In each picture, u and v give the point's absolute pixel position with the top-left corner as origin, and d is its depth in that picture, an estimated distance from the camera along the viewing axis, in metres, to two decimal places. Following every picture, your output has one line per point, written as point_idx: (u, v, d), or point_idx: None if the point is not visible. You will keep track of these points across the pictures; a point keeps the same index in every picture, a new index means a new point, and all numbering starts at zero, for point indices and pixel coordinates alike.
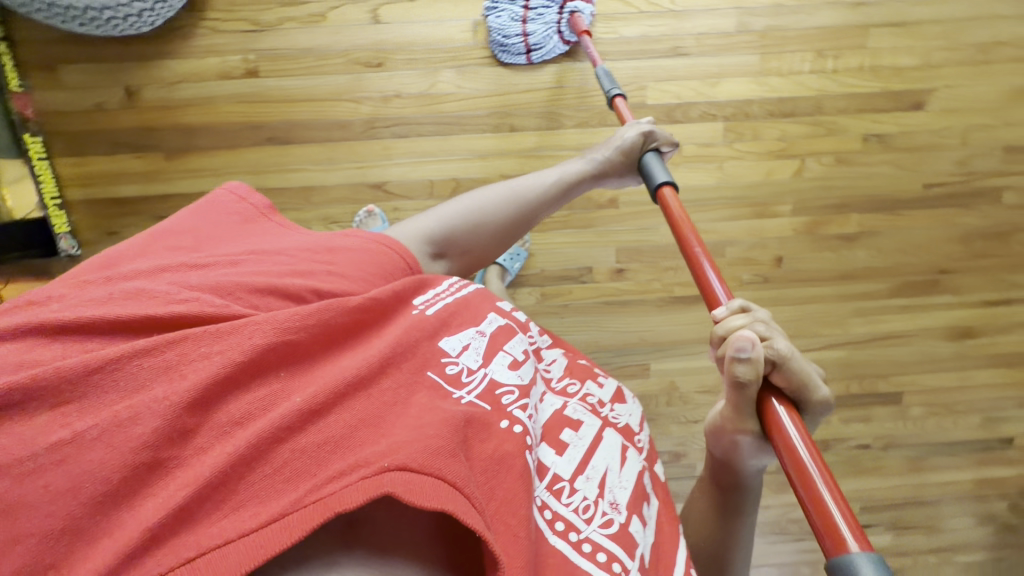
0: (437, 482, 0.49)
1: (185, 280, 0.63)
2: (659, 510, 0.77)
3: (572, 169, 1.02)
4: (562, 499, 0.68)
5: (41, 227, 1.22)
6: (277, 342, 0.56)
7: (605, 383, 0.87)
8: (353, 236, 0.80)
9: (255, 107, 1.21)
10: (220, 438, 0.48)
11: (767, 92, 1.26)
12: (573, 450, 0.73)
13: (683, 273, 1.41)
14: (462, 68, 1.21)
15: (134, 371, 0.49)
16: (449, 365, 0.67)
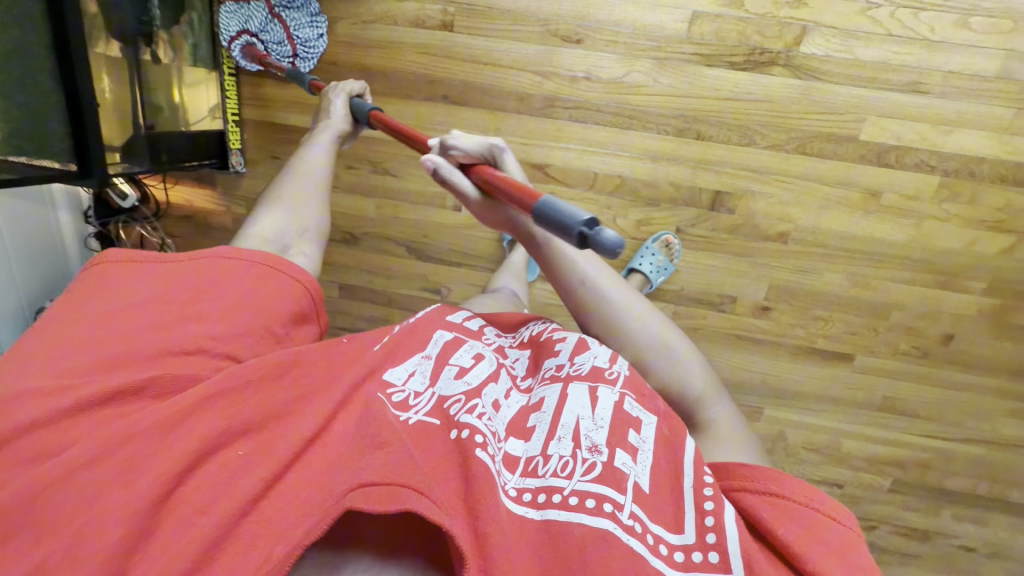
0: (398, 488, 0.49)
1: (59, 362, 0.52)
2: (656, 426, 0.64)
3: (319, 138, 0.91)
4: (538, 471, 0.59)
5: (219, 139, 1.27)
6: (220, 419, 0.51)
7: (562, 347, 0.73)
8: (211, 263, 0.64)
9: (437, 61, 1.17)
10: (184, 529, 0.45)
11: (1004, 153, 1.09)
12: (539, 430, 0.63)
13: (832, 326, 1.28)
14: (663, 61, 1.11)
15: (78, 476, 0.45)
16: (394, 393, 0.61)
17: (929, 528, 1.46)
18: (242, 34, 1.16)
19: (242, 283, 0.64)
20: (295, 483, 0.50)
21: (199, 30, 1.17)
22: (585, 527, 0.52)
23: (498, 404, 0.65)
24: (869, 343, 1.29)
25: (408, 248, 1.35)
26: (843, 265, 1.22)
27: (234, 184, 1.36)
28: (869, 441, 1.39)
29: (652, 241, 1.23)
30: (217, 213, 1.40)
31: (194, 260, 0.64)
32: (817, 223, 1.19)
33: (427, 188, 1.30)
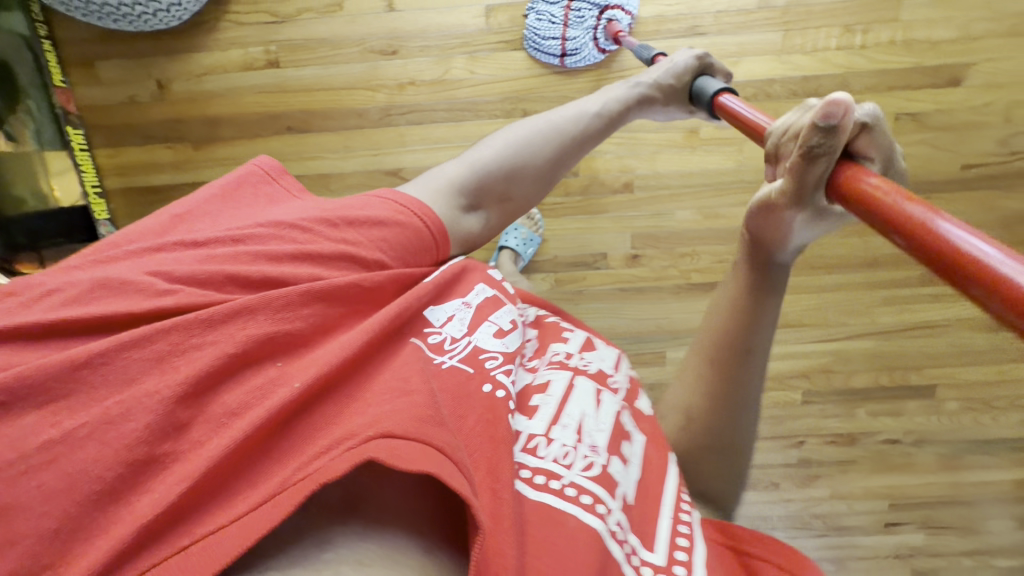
0: (425, 448, 0.46)
1: (182, 264, 0.60)
2: (645, 445, 0.73)
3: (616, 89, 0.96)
4: (539, 453, 0.65)
5: (82, 214, 1.30)
6: (263, 330, 0.54)
7: (569, 338, 0.86)
8: (366, 199, 0.76)
9: (275, 98, 1.25)
10: (218, 430, 0.46)
11: (789, 71, 1.21)
12: (542, 411, 0.70)
13: (699, 259, 1.37)
14: (474, 54, 1.22)
15: (134, 365, 0.47)
16: (432, 335, 0.66)
17: (853, 431, 1.54)
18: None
19: (384, 227, 0.73)
20: (328, 412, 0.51)
21: (39, 116, 1.22)
22: (578, 523, 0.59)
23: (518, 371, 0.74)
24: None
25: None
26: (688, 199, 1.31)
27: None
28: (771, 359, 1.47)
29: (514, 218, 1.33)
30: None
31: (369, 195, 0.77)
32: (655, 168, 1.29)
33: None
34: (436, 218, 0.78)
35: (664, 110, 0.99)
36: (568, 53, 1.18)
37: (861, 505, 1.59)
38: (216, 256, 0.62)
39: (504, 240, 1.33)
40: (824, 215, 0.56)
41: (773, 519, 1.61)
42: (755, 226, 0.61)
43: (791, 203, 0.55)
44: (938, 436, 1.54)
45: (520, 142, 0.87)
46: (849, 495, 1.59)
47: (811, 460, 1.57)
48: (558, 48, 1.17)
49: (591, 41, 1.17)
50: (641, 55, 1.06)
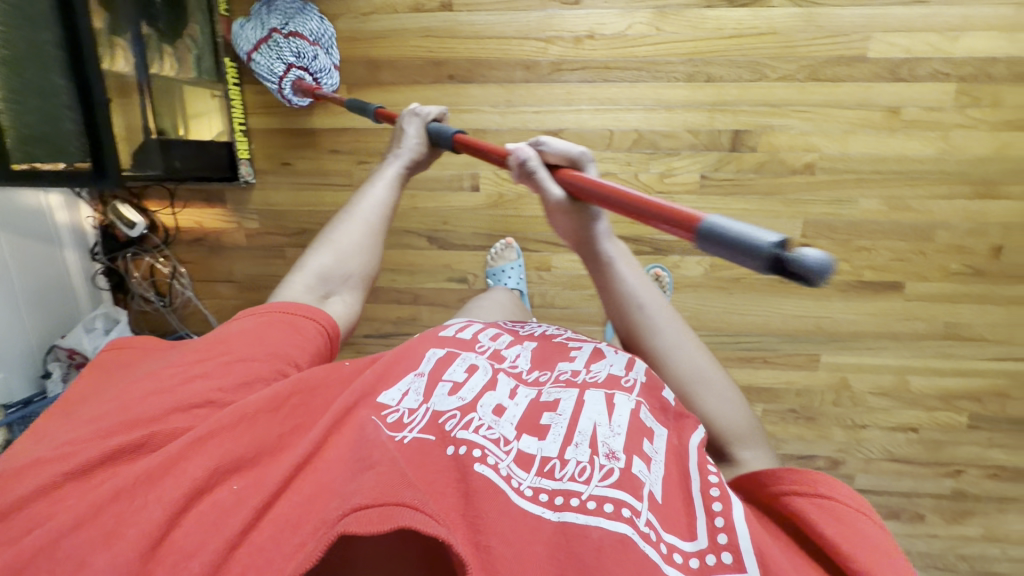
0: (393, 508, 0.45)
1: (92, 427, 0.50)
2: (669, 437, 0.59)
3: (385, 175, 0.86)
4: (555, 475, 0.52)
5: (227, 151, 1.25)
6: (206, 455, 0.49)
7: (577, 355, 0.70)
8: (257, 320, 0.66)
9: (440, 43, 1.18)
10: (179, 572, 0.42)
11: (1017, 50, 1.09)
12: (554, 431, 0.57)
13: (877, 255, 1.23)
14: (663, 9, 1.13)
15: (63, 540, 0.42)
16: (388, 414, 0.58)
17: (1018, 464, 1.37)
18: (291, 68, 1.14)
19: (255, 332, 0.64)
20: (286, 512, 0.48)
21: (201, 43, 1.18)
22: (603, 533, 0.47)
23: (502, 408, 0.60)
24: (918, 268, 1.23)
25: (428, 239, 1.32)
26: (877, 187, 1.19)
27: (242, 198, 1.33)
28: (936, 374, 1.31)
29: None
30: (228, 230, 1.36)
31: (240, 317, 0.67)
32: (845, 150, 1.17)
33: (441, 172, 1.27)
34: (325, 315, 0.71)
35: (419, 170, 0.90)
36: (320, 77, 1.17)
37: (1015, 551, 1.41)
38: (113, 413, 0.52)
39: None
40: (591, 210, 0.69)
41: (911, 555, 1.45)
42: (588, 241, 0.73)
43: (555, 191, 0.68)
44: None
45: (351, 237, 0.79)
46: (1000, 537, 1.41)
47: (965, 495, 1.39)
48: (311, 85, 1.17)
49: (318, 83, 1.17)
50: (285, 99, 1.17)
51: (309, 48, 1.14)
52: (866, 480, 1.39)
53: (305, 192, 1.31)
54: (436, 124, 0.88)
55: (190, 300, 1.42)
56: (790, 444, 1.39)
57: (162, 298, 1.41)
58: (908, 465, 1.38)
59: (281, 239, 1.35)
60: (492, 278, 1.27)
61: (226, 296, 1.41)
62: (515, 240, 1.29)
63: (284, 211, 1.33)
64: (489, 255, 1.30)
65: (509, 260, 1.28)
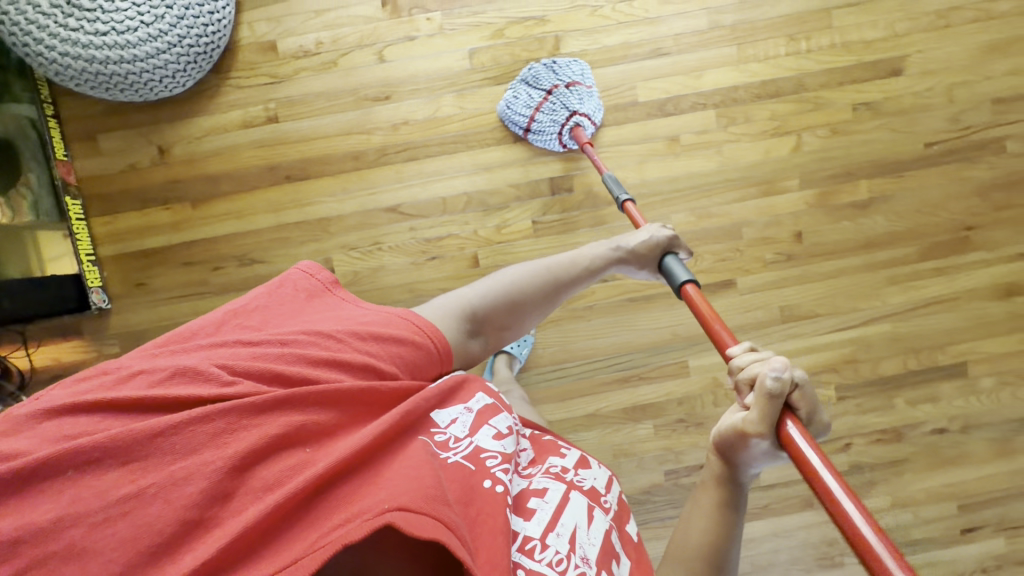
0: (434, 522, 0.53)
1: (231, 361, 0.60)
2: (632, 568, 0.71)
3: (599, 248, 1.01)
4: (535, 556, 0.65)
5: (75, 282, 1.27)
6: (305, 416, 0.58)
7: (566, 453, 0.86)
8: (387, 315, 0.76)
9: (273, 150, 1.31)
10: (256, 500, 0.50)
11: (748, 77, 1.34)
12: (540, 514, 0.71)
13: (702, 260, 1.38)
14: (461, 92, 1.31)
15: (184, 431, 0.51)
16: (438, 434, 0.67)
17: (896, 425, 1.44)
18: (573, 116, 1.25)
19: (402, 344, 0.73)
20: (350, 491, 0.54)
21: (38, 188, 1.24)
22: None
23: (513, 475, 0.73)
24: (739, 264, 1.38)
25: None
26: (680, 203, 1.36)
27: (101, 326, 1.33)
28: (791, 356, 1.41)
29: None
30: (89, 361, 1.34)
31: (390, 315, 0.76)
32: (644, 176, 1.35)
33: (295, 263, 1.33)
34: (433, 330, 0.77)
35: (635, 270, 1.03)
36: (532, 130, 1.29)
37: (927, 512, 1.45)
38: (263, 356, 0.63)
39: None
40: (771, 454, 0.65)
41: (838, 543, 1.45)
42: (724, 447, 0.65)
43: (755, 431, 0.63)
44: (984, 419, 1.45)
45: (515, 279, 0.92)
46: (909, 502, 1.44)
47: (861, 466, 1.44)
48: (523, 125, 1.28)
49: (556, 135, 1.28)
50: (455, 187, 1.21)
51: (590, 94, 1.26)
52: None
53: (165, 307, 1.33)
54: (667, 259, 1.01)
55: None
56: (689, 454, 1.41)
57: None
58: None
59: None
60: None
61: None
62: None
63: (146, 330, 1.33)
64: None
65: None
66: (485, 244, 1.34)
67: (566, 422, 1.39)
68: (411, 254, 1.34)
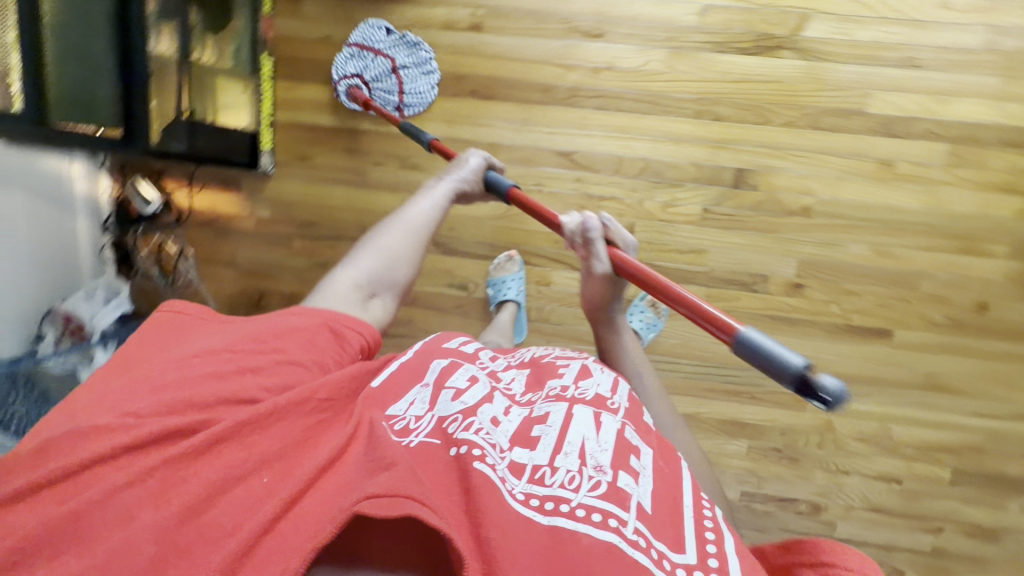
0: (402, 500, 0.47)
1: (140, 398, 0.51)
2: (656, 458, 0.60)
3: (435, 191, 0.91)
4: (545, 482, 0.53)
5: (250, 139, 1.29)
6: (246, 448, 0.50)
7: (566, 371, 0.72)
8: (295, 314, 0.66)
9: (466, 59, 1.25)
10: (215, 551, 0.43)
11: (1002, 119, 1.17)
12: (544, 440, 0.58)
13: (864, 300, 1.27)
14: (677, 50, 1.20)
15: (115, 498, 0.44)
16: (395, 421, 0.60)
17: (998, 526, 1.36)
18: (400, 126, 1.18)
19: (309, 333, 0.65)
20: (311, 506, 0.47)
21: (242, 36, 1.24)
22: (592, 539, 0.47)
23: (498, 420, 0.60)
24: (903, 316, 1.27)
25: (432, 243, 1.35)
26: (866, 234, 1.24)
27: (257, 186, 1.37)
28: (918, 425, 1.32)
29: (640, 299, 1.32)
30: (237, 216, 1.39)
31: (287, 316, 0.66)
32: (837, 195, 1.23)
33: None
34: (366, 327, 0.70)
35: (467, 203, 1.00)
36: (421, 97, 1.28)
37: None
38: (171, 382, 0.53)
39: (627, 319, 1.31)
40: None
41: None
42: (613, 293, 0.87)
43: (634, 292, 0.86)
44: None
45: (393, 245, 0.81)
46: None
47: (943, 554, 1.38)
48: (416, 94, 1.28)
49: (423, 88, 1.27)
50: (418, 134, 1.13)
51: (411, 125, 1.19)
52: (845, 527, 1.38)
53: (318, 186, 1.35)
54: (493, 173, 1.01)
55: (193, 283, 1.43)
56: (771, 483, 1.38)
57: (166, 277, 1.42)
58: (888, 516, 1.37)
59: (287, 229, 1.39)
60: (493, 286, 1.30)
61: (226, 281, 1.43)
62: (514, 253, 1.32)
63: (295, 202, 1.37)
64: (491, 265, 1.34)
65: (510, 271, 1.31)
66: (646, 217, 1.28)
67: None
68: (567, 205, 1.29)
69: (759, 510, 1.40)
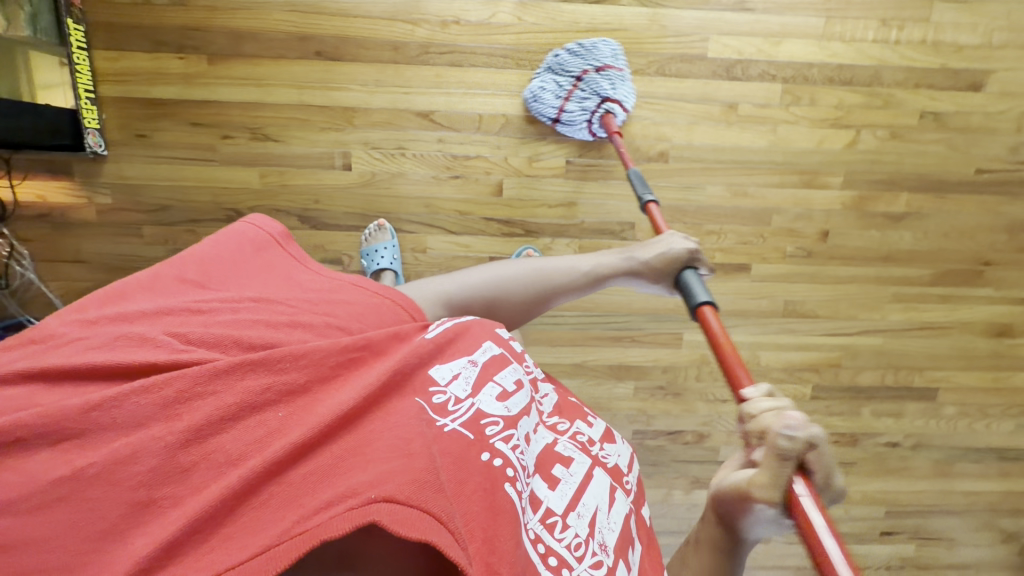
0: (423, 514, 0.45)
1: (186, 325, 0.56)
2: (644, 553, 0.72)
3: (595, 259, 0.98)
4: (555, 534, 0.62)
5: (70, 118, 1.17)
6: (268, 385, 0.52)
7: (593, 423, 0.85)
8: (338, 283, 0.74)
9: (306, 18, 1.18)
10: (219, 476, 0.45)
11: (827, 56, 1.25)
12: (563, 485, 0.69)
13: (725, 238, 1.35)
14: (524, 0, 1.19)
15: (129, 400, 0.46)
16: (437, 394, 0.61)
17: (856, 431, 1.51)
18: (612, 101, 1.17)
19: (356, 305, 0.71)
20: (322, 464, 0.48)
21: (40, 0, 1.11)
22: None
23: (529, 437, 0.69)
24: (760, 251, 1.36)
25: (299, 218, 1.29)
26: (720, 175, 1.31)
27: (93, 171, 1.25)
28: (782, 349, 1.44)
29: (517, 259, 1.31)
30: (76, 206, 1.27)
31: (351, 285, 0.74)
32: (690, 139, 1.29)
33: (310, 149, 1.25)
34: (419, 313, 0.76)
35: (644, 287, 1.00)
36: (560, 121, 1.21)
37: (857, 511, 1.56)
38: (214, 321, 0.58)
39: None
40: (781, 523, 0.56)
41: None
42: (721, 499, 0.59)
43: (761, 496, 0.54)
44: (936, 441, 1.53)
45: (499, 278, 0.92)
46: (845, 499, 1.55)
47: None
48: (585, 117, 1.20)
49: (586, 124, 1.20)
50: (637, 194, 1.08)
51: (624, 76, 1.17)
52: (728, 451, 1.48)
53: (165, 167, 1.25)
54: (690, 269, 0.94)
55: (32, 283, 1.30)
56: (659, 419, 1.47)
57: None
58: None
59: (138, 216, 1.28)
60: (366, 257, 1.26)
61: (75, 279, 1.30)
62: (385, 223, 1.28)
63: (141, 185, 1.26)
64: (363, 237, 1.30)
65: (382, 241, 1.28)
66: (514, 175, 1.29)
67: (553, 366, 1.41)
68: (435, 167, 1.27)
69: (652, 446, 1.49)
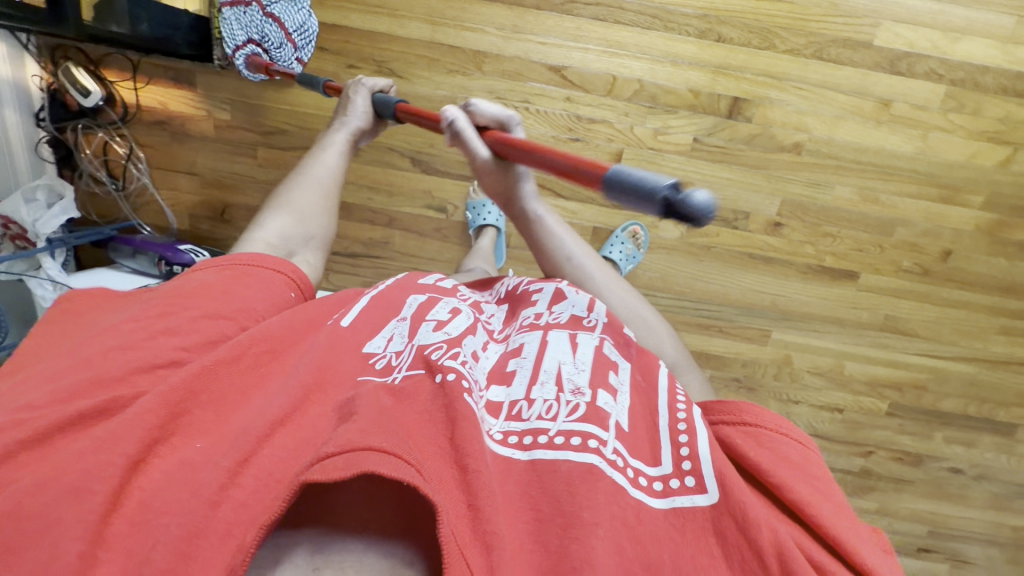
0: (362, 453, 0.44)
1: (49, 401, 0.50)
2: (632, 371, 0.64)
3: (333, 140, 0.94)
4: (523, 416, 0.57)
5: (200, 27, 1.13)
6: (157, 412, 0.49)
7: (539, 298, 0.75)
8: (206, 275, 0.66)
9: None
10: (149, 531, 0.43)
11: (1005, 61, 1.15)
12: (519, 374, 0.62)
13: (841, 242, 1.29)
14: None
15: (23, 504, 0.41)
16: (376, 361, 0.61)
17: (922, 452, 1.50)
18: (247, 43, 1.12)
19: (219, 285, 0.64)
20: (257, 465, 0.49)
21: None
22: (574, 463, 0.51)
23: (477, 354, 0.64)
24: (874, 261, 1.31)
25: (411, 159, 1.27)
26: (854, 176, 1.23)
27: (214, 84, 1.24)
28: (869, 362, 1.42)
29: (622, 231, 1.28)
30: (194, 118, 1.26)
31: (192, 271, 0.65)
32: (832, 134, 1.21)
33: (433, 90, 1.21)
34: (295, 271, 0.72)
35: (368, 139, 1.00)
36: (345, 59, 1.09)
37: (904, 528, 1.57)
38: (104, 360, 0.53)
39: (607, 250, 1.28)
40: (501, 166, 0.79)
41: None
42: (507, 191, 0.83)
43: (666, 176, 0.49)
44: (1000, 474, 1.52)
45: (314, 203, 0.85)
46: (892, 513, 1.56)
47: (870, 473, 1.52)
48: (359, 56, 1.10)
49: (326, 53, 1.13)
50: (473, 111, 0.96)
51: (263, 21, 1.09)
52: None
53: (285, 89, 1.23)
54: (381, 96, 0.97)
55: (146, 188, 1.32)
56: None
57: (114, 181, 1.30)
58: (829, 442, 1.49)
59: (253, 136, 1.27)
60: (475, 209, 1.26)
61: (184, 189, 1.32)
62: None
63: (259, 105, 1.24)
64: (471, 187, 1.28)
65: None
66: (636, 145, 1.22)
67: None
68: (557, 127, 1.22)
69: None
